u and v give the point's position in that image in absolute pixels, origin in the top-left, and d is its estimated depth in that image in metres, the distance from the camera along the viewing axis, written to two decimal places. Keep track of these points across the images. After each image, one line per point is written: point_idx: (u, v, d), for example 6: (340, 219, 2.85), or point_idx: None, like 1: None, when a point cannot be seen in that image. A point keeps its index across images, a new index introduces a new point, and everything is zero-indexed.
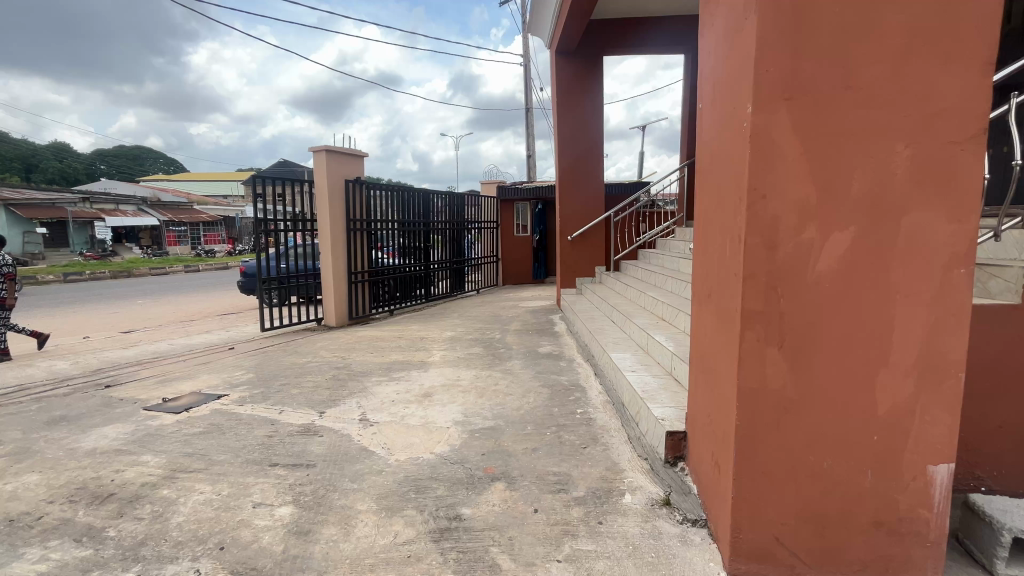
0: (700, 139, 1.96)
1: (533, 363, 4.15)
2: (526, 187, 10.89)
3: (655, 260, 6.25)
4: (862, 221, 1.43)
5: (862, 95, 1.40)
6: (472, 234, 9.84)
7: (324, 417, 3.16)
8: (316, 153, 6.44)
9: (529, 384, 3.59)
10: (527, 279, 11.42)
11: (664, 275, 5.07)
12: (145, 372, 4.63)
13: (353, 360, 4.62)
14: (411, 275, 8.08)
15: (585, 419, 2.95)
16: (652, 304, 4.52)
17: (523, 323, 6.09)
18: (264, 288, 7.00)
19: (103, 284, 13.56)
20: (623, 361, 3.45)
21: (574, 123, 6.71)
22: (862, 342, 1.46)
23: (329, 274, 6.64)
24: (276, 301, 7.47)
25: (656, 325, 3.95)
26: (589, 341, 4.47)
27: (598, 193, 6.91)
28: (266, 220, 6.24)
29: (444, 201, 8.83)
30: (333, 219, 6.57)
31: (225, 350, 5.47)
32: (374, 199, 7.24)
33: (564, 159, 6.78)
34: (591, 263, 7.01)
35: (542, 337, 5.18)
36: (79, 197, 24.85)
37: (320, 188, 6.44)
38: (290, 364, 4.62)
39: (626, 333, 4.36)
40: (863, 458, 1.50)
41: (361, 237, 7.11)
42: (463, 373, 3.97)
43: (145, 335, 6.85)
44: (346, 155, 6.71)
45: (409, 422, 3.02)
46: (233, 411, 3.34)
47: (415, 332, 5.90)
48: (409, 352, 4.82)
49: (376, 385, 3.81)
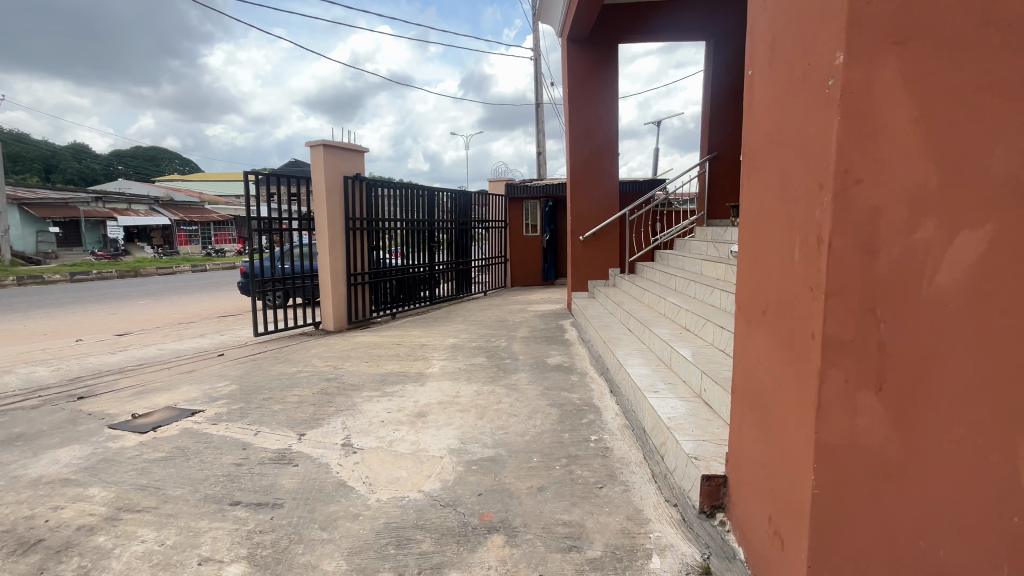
0: (749, 117, 1.57)
1: (540, 376, 3.74)
2: (537, 185, 10.45)
3: (673, 262, 5.81)
4: (1007, 215, 1.01)
5: (1010, 37, 0.98)
6: (478, 235, 9.47)
7: (303, 441, 2.79)
8: (313, 148, 6.11)
9: (536, 403, 3.18)
10: (537, 280, 11.00)
11: (685, 279, 4.62)
12: (124, 382, 4.30)
13: (345, 371, 4.25)
14: (414, 277, 7.73)
15: (599, 449, 2.54)
16: (673, 312, 4.09)
17: (531, 329, 5.68)
18: (259, 289, 6.66)
19: (109, 284, 13.43)
20: (643, 379, 3.02)
21: (587, 116, 6.29)
22: (1001, 386, 1.04)
23: (327, 276, 6.30)
24: (273, 303, 7.16)
25: (679, 336, 3.51)
26: (603, 352, 4.05)
27: (612, 190, 6.47)
28: (269, 220, 5.99)
29: (450, 199, 8.47)
30: (331, 218, 6.22)
31: (214, 357, 5.15)
32: (375, 197, 6.91)
33: (576, 156, 6.37)
34: (604, 265, 6.57)
35: (551, 345, 4.76)
36: (92, 196, 25.01)
37: (317, 186, 6.11)
38: (278, 375, 4.27)
39: (644, 344, 3.93)
40: (992, 545, 1.09)
41: (361, 236, 6.76)
42: (463, 388, 3.57)
43: (136, 339, 6.56)
44: (345, 151, 6.37)
45: (397, 450, 2.63)
46: (204, 431, 2.99)
47: (416, 338, 5.52)
48: (407, 362, 4.45)
49: (366, 401, 3.43)
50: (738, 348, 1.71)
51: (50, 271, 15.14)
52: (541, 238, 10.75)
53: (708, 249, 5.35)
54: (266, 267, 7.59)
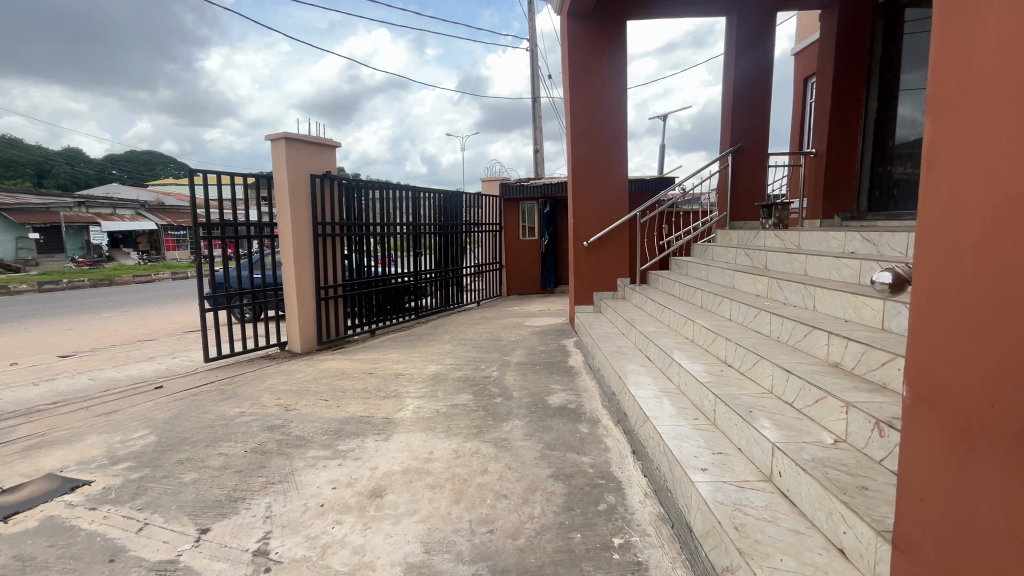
0: (970, 30, 0.81)
1: (540, 427, 2.91)
2: (534, 185, 9.60)
3: (693, 271, 4.95)
4: None
5: None
6: (469, 240, 8.64)
7: (199, 545, 1.95)
8: (273, 141, 5.25)
9: (534, 476, 2.34)
10: (535, 288, 10.15)
11: (713, 294, 3.76)
12: (20, 431, 3.44)
13: (296, 416, 3.39)
14: (397, 288, 6.92)
15: (629, 567, 1.71)
16: (704, 340, 3.25)
17: (528, 351, 4.84)
18: (217, 304, 5.83)
19: (79, 295, 12.56)
20: (682, 446, 2.17)
21: (590, 105, 5.49)
22: None
23: (292, 290, 5.46)
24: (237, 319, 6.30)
25: (720, 377, 2.67)
26: (619, 392, 3.20)
27: (620, 188, 5.64)
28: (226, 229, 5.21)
29: (437, 200, 7.65)
30: (295, 223, 5.38)
31: (148, 391, 4.30)
32: (349, 198, 6.08)
33: (578, 150, 5.56)
34: (611, 274, 5.74)
35: (552, 377, 3.92)
36: (75, 201, 24.13)
37: (279, 185, 5.28)
38: (213, 421, 3.41)
39: (670, 381, 3.10)
40: None
41: (333, 243, 5.92)
42: (439, 447, 2.72)
43: (73, 364, 5.69)
44: (312, 145, 5.52)
45: (329, 565, 1.79)
46: (69, 525, 2.14)
47: (393, 364, 4.66)
48: (375, 401, 3.59)
49: (308, 468, 2.58)
50: (911, 467, 0.95)
51: (21, 281, 14.26)
52: (540, 243, 9.89)
53: (737, 257, 4.47)
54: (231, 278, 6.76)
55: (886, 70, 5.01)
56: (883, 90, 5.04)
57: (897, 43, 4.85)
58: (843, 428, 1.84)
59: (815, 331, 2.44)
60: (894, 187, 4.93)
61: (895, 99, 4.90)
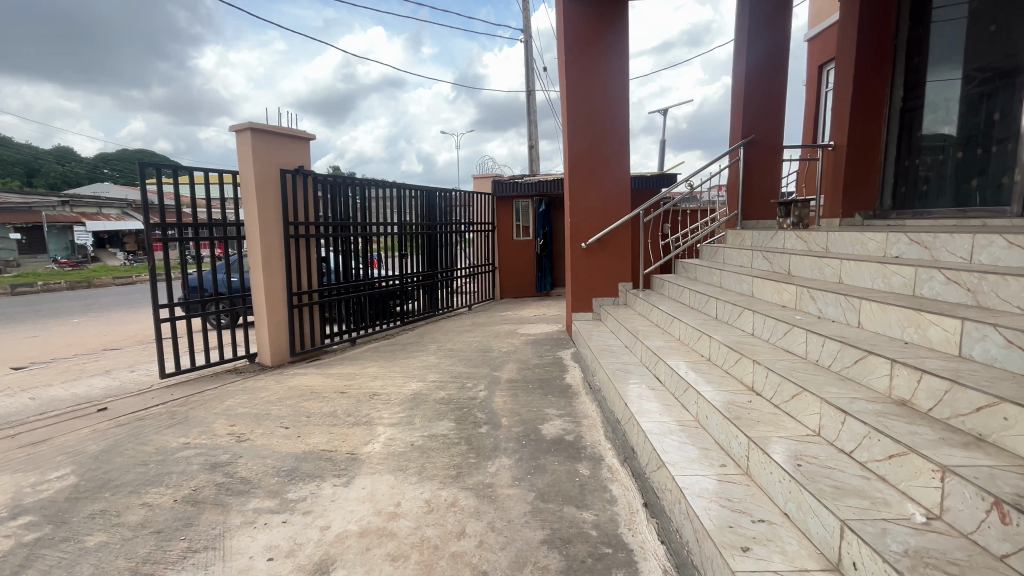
0: None
1: (532, 468, 2.43)
2: (528, 183, 9.08)
3: (702, 275, 4.47)
4: None
5: None
6: (458, 240, 8.15)
7: None
8: (238, 133, 4.73)
9: (524, 543, 1.86)
10: (530, 291, 9.65)
11: (729, 303, 3.29)
12: None
13: (248, 450, 2.89)
14: (380, 293, 6.42)
15: None
16: (724, 359, 2.78)
17: (521, 365, 4.35)
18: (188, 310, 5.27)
19: (53, 299, 11.97)
20: (715, 513, 1.69)
21: (589, 94, 5.02)
22: None
23: (261, 297, 4.95)
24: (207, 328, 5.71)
25: (749, 409, 2.19)
26: (626, 423, 2.71)
27: (622, 185, 5.16)
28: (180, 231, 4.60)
29: (421, 198, 7.15)
30: (264, 224, 4.86)
31: (90, 414, 3.78)
32: (323, 196, 5.56)
33: (575, 144, 5.09)
34: (612, 278, 5.26)
35: (547, 398, 3.43)
36: (58, 200, 23.43)
37: (246, 182, 4.76)
38: (150, 456, 2.91)
39: (686, 410, 2.61)
40: None
41: (307, 246, 5.41)
42: (409, 497, 2.24)
43: (20, 378, 5.15)
44: (283, 137, 4.99)
45: None
46: None
47: (369, 382, 4.15)
48: (342, 431, 3.09)
49: (245, 526, 2.09)
50: None
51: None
52: (535, 243, 9.38)
53: (753, 260, 4.00)
54: (205, 282, 6.22)
55: (913, 55, 4.59)
56: (909, 76, 4.62)
57: (926, 24, 4.42)
58: (935, 500, 1.39)
59: (869, 356, 1.97)
60: (923, 182, 4.48)
61: (922, 85, 4.48)
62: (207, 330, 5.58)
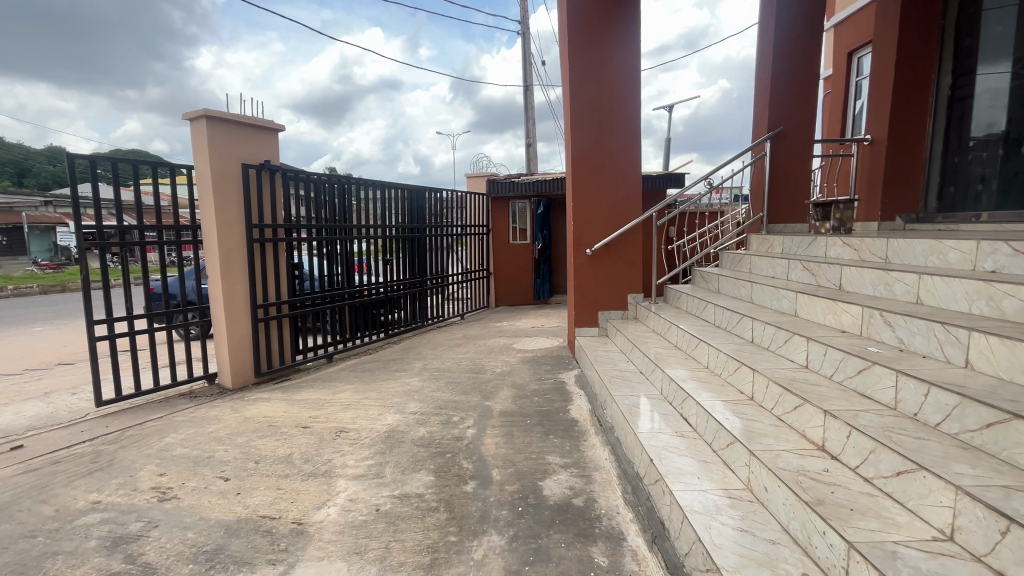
0: None
1: (532, 557, 1.82)
2: (525, 183, 8.48)
3: (726, 287, 3.88)
4: None
5: None
6: (450, 244, 7.54)
7: None
8: (192, 121, 4.09)
9: None
10: (527, 299, 9.03)
11: (772, 326, 2.68)
12: None
13: (169, 514, 2.27)
14: (362, 303, 5.79)
15: None
16: (775, 402, 2.17)
17: (517, 392, 3.74)
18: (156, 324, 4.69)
19: (19, 305, 11.26)
20: None
21: (593, 83, 4.43)
22: None
23: (220, 310, 4.31)
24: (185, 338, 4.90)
25: (828, 484, 1.59)
26: (655, 492, 2.07)
27: (631, 185, 4.56)
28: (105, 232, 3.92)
29: (407, 198, 6.54)
30: (222, 226, 4.23)
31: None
32: (296, 195, 4.91)
33: (579, 135, 4.50)
34: (620, 289, 4.66)
35: (549, 440, 2.83)
36: (40, 200, 22.68)
37: (202, 177, 4.14)
38: (44, 523, 2.28)
39: (734, 475, 1.98)
40: None
41: (276, 251, 4.77)
42: None
43: None
44: (245, 127, 4.37)
45: None
46: None
47: (338, 413, 3.53)
48: (292, 487, 2.46)
49: None
50: None
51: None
52: (532, 248, 8.78)
53: (789, 270, 3.40)
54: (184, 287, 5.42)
55: (964, 36, 4.04)
56: (958, 62, 4.07)
57: (980, 1, 3.87)
58: None
59: (1017, 421, 1.37)
60: (976, 182, 3.90)
61: (974, 72, 3.94)
62: (181, 342, 4.82)
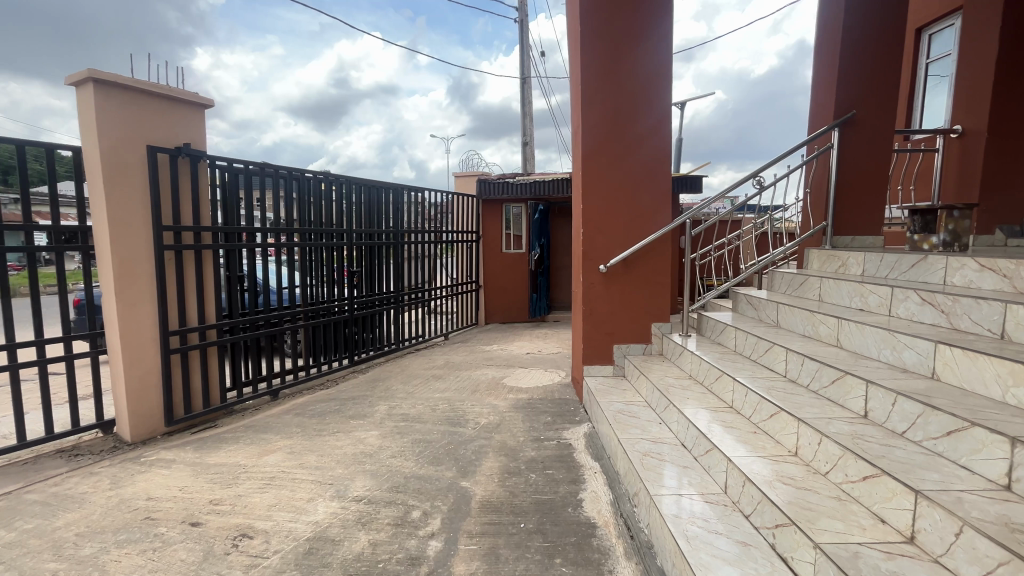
0: None
1: None
2: (522, 183, 7.41)
3: (790, 320, 2.88)
4: None
5: None
6: (433, 252, 6.53)
7: None
8: (78, 86, 3.04)
9: None
10: (521, 316, 7.99)
11: (913, 400, 1.66)
12: None
13: None
14: (321, 325, 4.73)
15: None
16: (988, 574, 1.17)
17: (506, 462, 2.70)
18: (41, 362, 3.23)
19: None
20: None
21: (613, 48, 3.44)
22: None
23: (114, 340, 3.24)
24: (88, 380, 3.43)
25: None
26: None
27: (655, 181, 3.56)
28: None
29: (381, 198, 5.49)
30: (119, 228, 3.17)
31: None
32: (231, 192, 3.84)
33: (591, 114, 3.49)
34: (641, 315, 3.66)
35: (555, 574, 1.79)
36: None
37: (90, 162, 3.10)
38: None
39: None
40: None
41: (204, 263, 3.70)
42: None
43: None
44: (153, 97, 3.32)
45: None
46: None
47: (248, 498, 2.45)
48: None
49: None
50: None
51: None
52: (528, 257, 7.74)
53: (892, 302, 2.40)
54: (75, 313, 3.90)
55: None
56: None
57: None
58: None
59: None
60: None
61: None
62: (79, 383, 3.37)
